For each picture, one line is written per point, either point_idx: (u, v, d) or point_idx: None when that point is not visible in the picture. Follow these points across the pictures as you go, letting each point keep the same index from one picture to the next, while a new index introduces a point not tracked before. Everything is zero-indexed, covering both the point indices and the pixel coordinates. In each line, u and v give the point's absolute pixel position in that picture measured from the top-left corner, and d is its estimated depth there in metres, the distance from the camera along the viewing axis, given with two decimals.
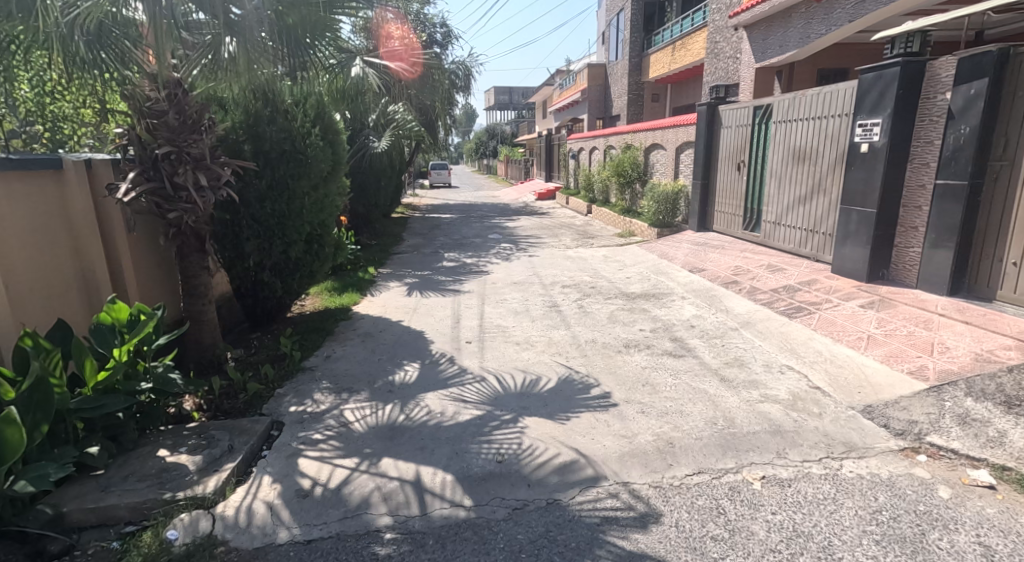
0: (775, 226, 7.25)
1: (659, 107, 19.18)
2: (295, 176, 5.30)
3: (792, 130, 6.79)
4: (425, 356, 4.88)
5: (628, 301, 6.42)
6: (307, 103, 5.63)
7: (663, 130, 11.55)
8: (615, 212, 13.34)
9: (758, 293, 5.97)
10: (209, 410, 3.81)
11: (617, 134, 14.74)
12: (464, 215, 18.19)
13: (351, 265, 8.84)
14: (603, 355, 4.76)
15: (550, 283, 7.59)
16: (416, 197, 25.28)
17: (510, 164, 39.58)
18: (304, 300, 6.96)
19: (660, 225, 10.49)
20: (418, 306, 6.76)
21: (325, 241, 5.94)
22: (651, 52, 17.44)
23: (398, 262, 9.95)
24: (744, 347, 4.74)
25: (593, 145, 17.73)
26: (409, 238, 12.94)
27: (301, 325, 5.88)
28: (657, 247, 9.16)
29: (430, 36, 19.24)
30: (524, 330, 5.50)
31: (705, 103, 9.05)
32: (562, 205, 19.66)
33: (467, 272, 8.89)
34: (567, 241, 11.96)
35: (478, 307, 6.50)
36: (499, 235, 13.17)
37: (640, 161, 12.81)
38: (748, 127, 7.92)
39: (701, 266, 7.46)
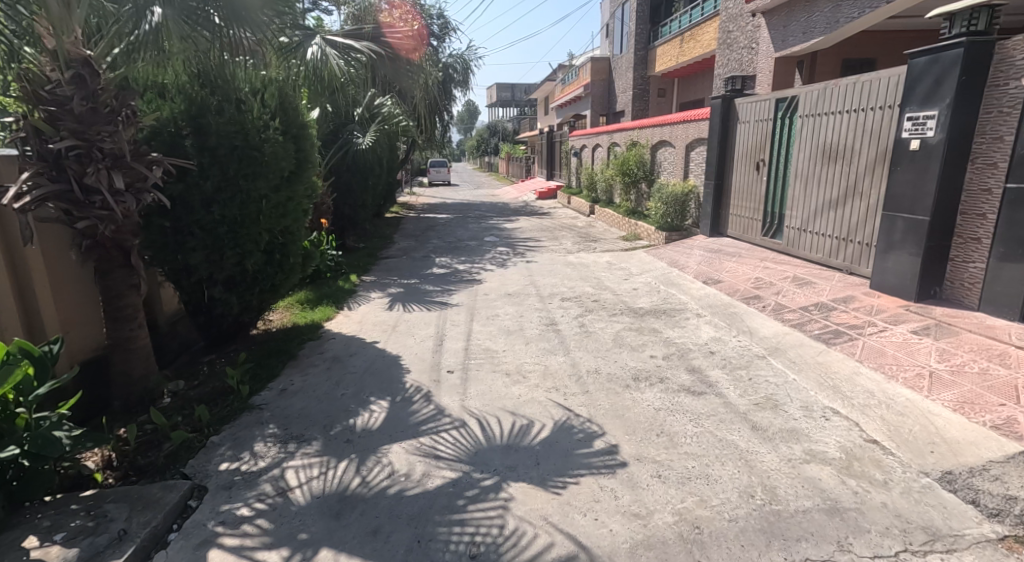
0: (801, 233, 6.48)
1: (665, 103, 18.39)
2: (251, 177, 4.55)
3: (822, 125, 6.02)
4: (397, 390, 4.14)
5: (636, 319, 5.67)
6: (267, 92, 4.87)
7: (672, 126, 10.78)
8: (619, 214, 12.59)
9: (785, 312, 5.21)
10: (119, 469, 3.08)
11: (622, 130, 13.97)
12: (461, 215, 17.45)
13: (330, 273, 8.11)
14: (608, 391, 4.01)
15: (549, 295, 6.84)
16: (412, 196, 24.52)
17: (512, 162, 38.79)
18: (271, 315, 6.24)
19: (669, 229, 9.74)
20: (399, 322, 6.02)
21: (290, 251, 5.21)
22: (657, 45, 16.63)
23: (386, 268, 9.22)
24: (776, 382, 3.99)
25: (596, 142, 16.97)
26: (401, 241, 12.20)
27: (261, 347, 5.15)
28: (666, 253, 8.41)
29: (427, 28, 18.42)
30: (516, 356, 4.76)
31: (719, 96, 8.26)
32: (563, 204, 18.92)
33: (459, 280, 8.15)
34: (568, 245, 11.21)
35: (466, 325, 5.75)
36: (496, 237, 12.43)
37: (646, 160, 12.05)
38: (769, 122, 7.15)
39: (717, 277, 6.70)
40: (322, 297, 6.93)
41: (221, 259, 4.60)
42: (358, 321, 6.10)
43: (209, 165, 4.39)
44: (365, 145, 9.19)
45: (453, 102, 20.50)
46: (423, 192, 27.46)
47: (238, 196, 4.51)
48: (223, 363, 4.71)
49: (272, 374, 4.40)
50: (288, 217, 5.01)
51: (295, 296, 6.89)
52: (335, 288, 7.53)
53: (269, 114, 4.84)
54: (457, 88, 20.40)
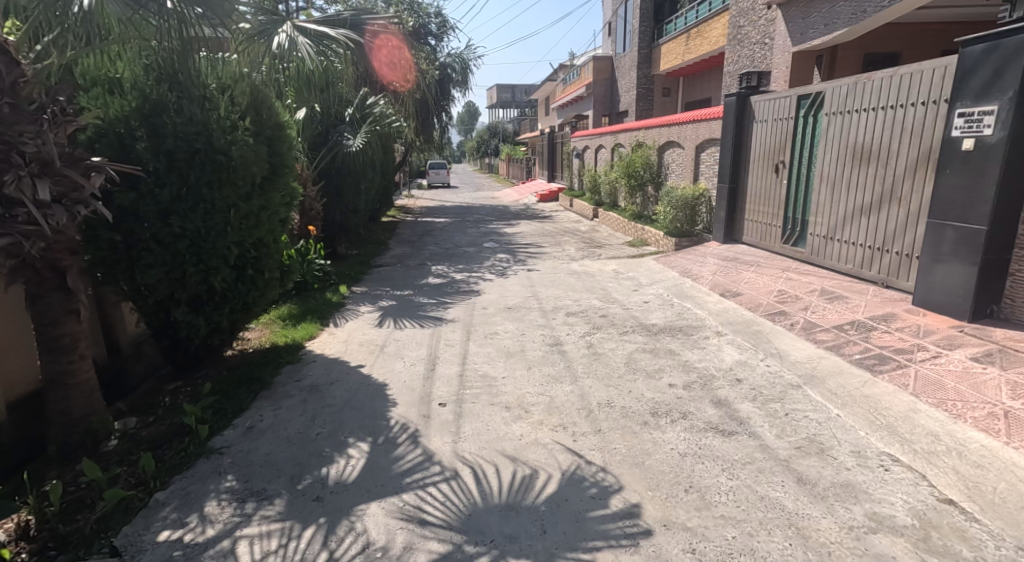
0: (827, 242, 5.94)
1: (670, 103, 17.85)
2: (215, 184, 4.02)
3: (853, 123, 5.48)
4: (380, 428, 3.60)
5: (649, 339, 5.12)
6: (236, 88, 4.34)
7: (681, 126, 10.25)
8: (624, 218, 12.06)
9: (817, 330, 4.67)
10: (37, 541, 2.57)
11: (627, 131, 13.45)
12: (459, 219, 16.92)
13: (317, 284, 7.59)
14: (624, 430, 3.48)
15: (553, 309, 6.31)
16: (411, 199, 24.02)
17: (513, 164, 38.28)
18: (249, 334, 5.72)
19: (679, 235, 9.21)
20: (389, 342, 5.48)
21: (264, 266, 4.67)
22: (662, 42, 16.10)
23: (379, 278, 8.69)
24: (817, 419, 3.45)
25: (598, 143, 16.45)
26: (396, 248, 11.67)
27: (232, 374, 4.61)
28: (677, 262, 7.87)
29: (424, 26, 17.88)
30: (518, 384, 4.23)
31: (734, 93, 7.73)
32: (565, 208, 18.41)
33: (456, 292, 7.63)
34: (572, 251, 10.68)
35: (462, 345, 5.22)
36: (496, 243, 11.91)
37: (653, 162, 11.51)
38: (790, 121, 6.61)
39: (736, 290, 6.16)
40: (306, 312, 6.40)
41: (182, 277, 4.08)
42: (344, 341, 5.57)
43: (166, 171, 3.86)
44: (355, 147, 8.61)
45: (451, 103, 19.95)
46: (422, 195, 26.93)
47: (200, 206, 3.98)
48: (187, 394, 4.18)
49: (239, 408, 3.87)
50: (260, 229, 4.48)
51: (277, 311, 6.36)
52: (322, 301, 7.00)
53: (238, 113, 4.32)
54: (456, 88, 19.85)
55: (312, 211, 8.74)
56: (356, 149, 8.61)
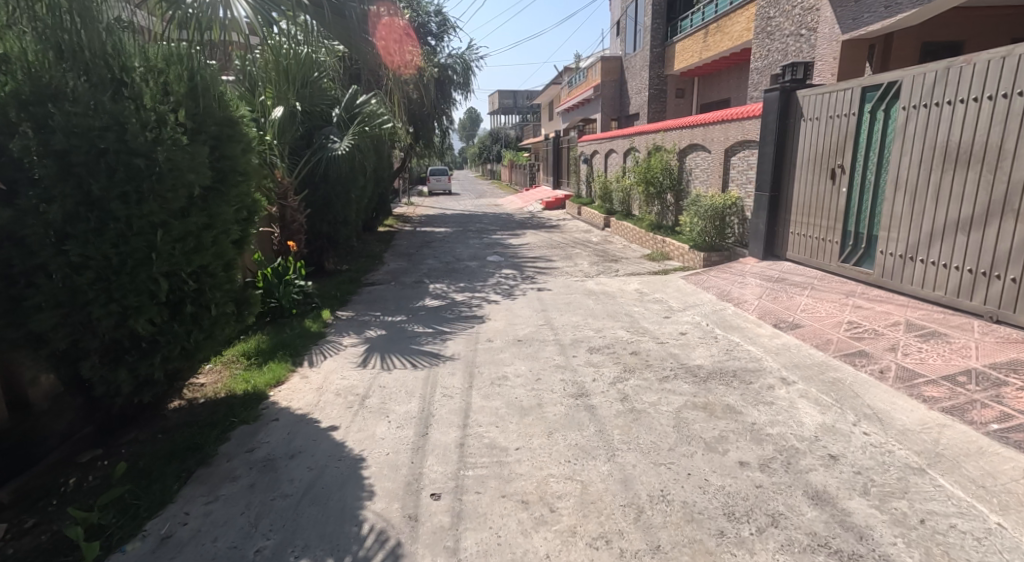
0: (904, 262, 4.94)
1: (684, 105, 16.90)
2: (131, 198, 3.03)
3: (944, 118, 4.47)
4: (347, 541, 2.56)
5: (698, 388, 4.08)
6: (170, 73, 3.38)
7: (707, 127, 9.27)
8: (641, 229, 11.07)
9: (921, 382, 3.62)
10: None
11: (642, 134, 12.48)
12: (461, 229, 15.95)
13: (296, 309, 6.61)
14: (692, 547, 2.43)
15: (573, 344, 5.28)
16: (411, 207, 23.08)
17: (516, 169, 37.33)
18: (203, 379, 4.71)
19: (707, 249, 8.23)
20: (374, 388, 4.46)
21: (209, 301, 3.68)
22: (676, 40, 15.16)
23: (370, 299, 7.67)
24: (972, 532, 2.40)
25: (609, 147, 15.47)
26: (391, 262, 10.66)
27: (168, 440, 3.60)
28: (711, 283, 6.83)
29: (424, 26, 17.02)
30: (538, 461, 3.20)
31: (776, 87, 6.71)
32: (573, 216, 17.41)
33: (457, 318, 6.62)
34: (585, 266, 9.69)
35: (464, 396, 4.19)
36: (501, 256, 10.93)
37: (673, 167, 10.54)
38: (850, 118, 5.60)
39: (792, 320, 5.12)
40: (277, 347, 5.41)
41: (89, 322, 3.07)
42: (319, 387, 4.54)
43: (61, 181, 2.88)
44: (339, 151, 7.58)
45: (452, 107, 18.98)
46: (422, 202, 25.97)
47: (109, 228, 2.99)
48: (99, 476, 3.16)
49: (159, 502, 2.85)
50: (202, 254, 3.49)
51: (242, 346, 5.37)
52: (300, 331, 6.02)
53: (169, 104, 3.33)
54: (457, 90, 18.86)
55: (292, 221, 7.77)
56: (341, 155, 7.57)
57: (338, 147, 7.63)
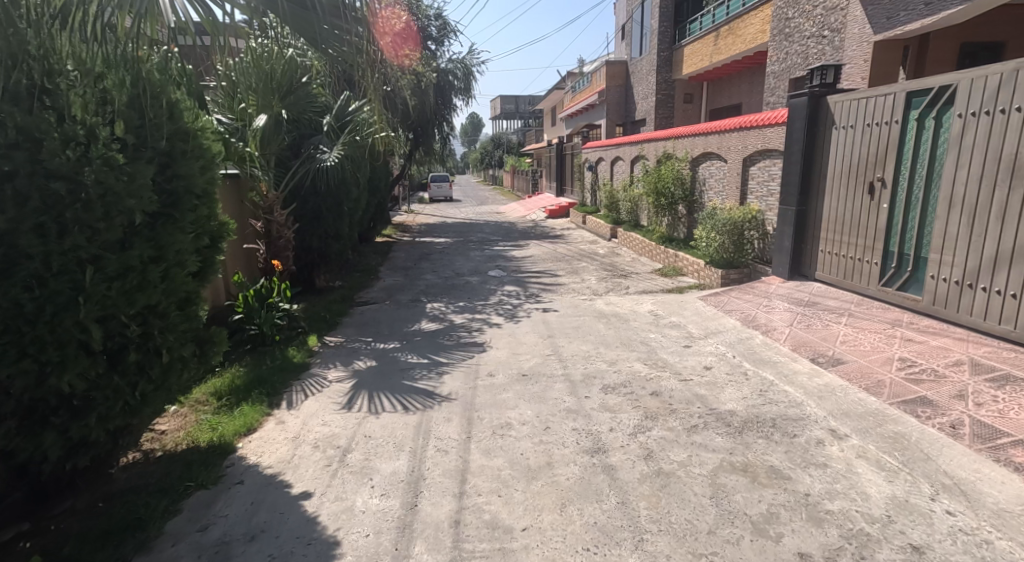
0: (960, 290, 4.36)
1: (693, 110, 16.37)
2: (49, 230, 2.51)
3: (1010, 127, 3.91)
4: None
5: (735, 441, 3.50)
6: (108, 78, 2.86)
7: (723, 135, 8.73)
8: (652, 242, 10.51)
9: (1006, 443, 3.03)
10: None
11: (651, 141, 11.94)
12: (462, 239, 15.40)
13: (279, 336, 6.06)
14: None
15: (585, 381, 4.71)
16: (411, 215, 22.57)
17: (518, 176, 36.84)
18: (164, 426, 4.13)
19: (726, 266, 7.68)
20: (359, 438, 3.89)
21: (160, 345, 3.13)
22: (685, 44, 14.66)
23: (362, 321, 7.12)
24: None
25: (615, 155, 14.94)
26: (387, 278, 10.11)
27: (108, 513, 3.03)
28: (733, 307, 6.25)
29: (423, 30, 16.55)
30: (550, 549, 2.62)
31: (803, 93, 6.14)
32: (578, 225, 16.86)
33: (455, 346, 6.05)
34: (593, 283, 9.12)
35: (462, 450, 3.62)
36: (503, 271, 10.37)
37: (686, 177, 10.00)
38: (893, 126, 5.03)
39: (832, 354, 4.53)
40: (253, 384, 4.85)
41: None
42: (295, 435, 3.97)
43: None
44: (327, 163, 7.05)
45: (454, 113, 18.44)
46: (422, 210, 25.45)
47: (21, 268, 2.47)
48: None
49: None
50: (148, 294, 2.94)
51: (214, 384, 4.80)
52: (281, 364, 5.46)
53: (106, 115, 2.81)
54: (458, 96, 18.34)
55: (278, 236, 7.28)
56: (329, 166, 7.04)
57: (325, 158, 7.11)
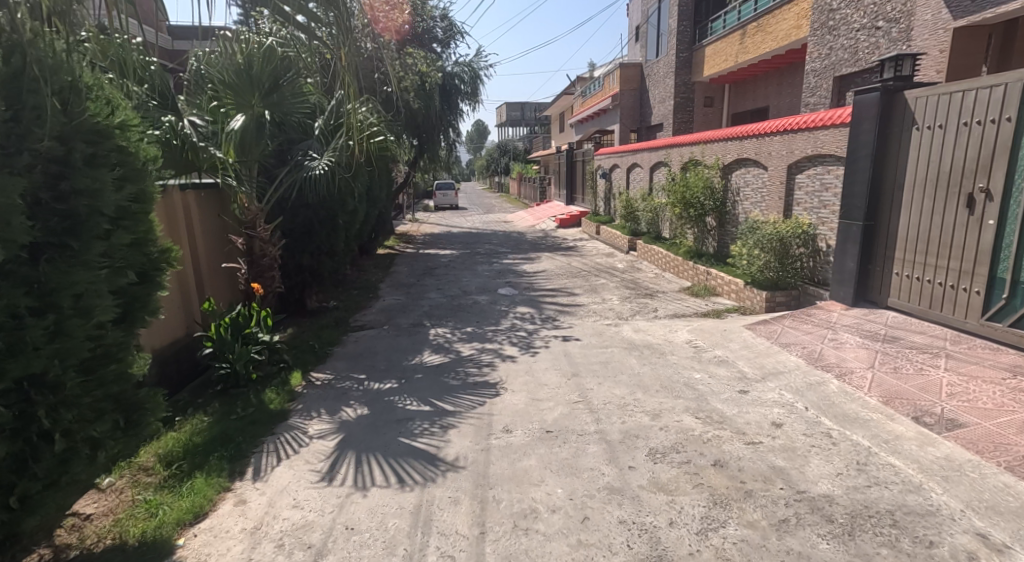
0: None
1: (713, 115, 15.55)
2: None
3: None
4: None
5: (848, 551, 2.56)
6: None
7: (762, 139, 7.83)
8: (678, 257, 9.61)
9: None
10: None
11: (675, 147, 11.10)
12: (469, 251, 14.53)
13: (256, 375, 5.15)
14: None
15: (626, 443, 3.79)
16: (415, 224, 21.72)
17: (525, 184, 36.06)
18: (92, 509, 3.23)
19: (771, 287, 6.78)
20: (339, 531, 2.97)
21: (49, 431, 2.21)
22: (707, 43, 13.88)
23: (356, 354, 6.21)
24: None
25: (631, 161, 14.08)
26: (388, 297, 9.21)
27: None
28: (790, 340, 5.30)
29: (429, 31, 15.77)
30: None
31: (875, 87, 5.20)
32: (591, 236, 15.99)
33: (461, 387, 5.13)
34: (615, 304, 8.22)
35: (475, 557, 2.71)
36: (515, 288, 9.50)
37: (717, 186, 9.09)
38: (1005, 125, 4.14)
39: (942, 412, 3.59)
40: (214, 443, 3.91)
41: None
42: (256, 526, 3.04)
43: None
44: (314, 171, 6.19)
45: (460, 118, 17.62)
46: (427, 219, 24.64)
47: None
48: None
49: None
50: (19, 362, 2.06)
51: (167, 444, 3.88)
52: (253, 412, 4.53)
53: None
54: (464, 101, 17.52)
55: (262, 254, 6.52)
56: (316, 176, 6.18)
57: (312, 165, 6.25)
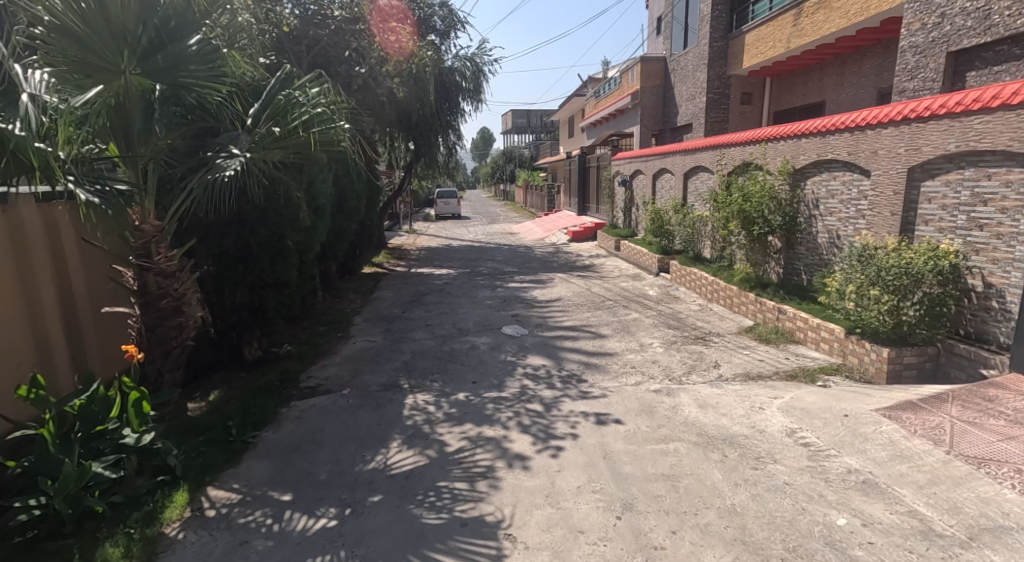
0: None
1: (751, 113, 13.62)
2: None
3: None
4: None
5: None
6: None
7: (861, 133, 5.79)
8: (732, 286, 7.59)
9: None
10: None
11: (719, 147, 9.11)
12: (469, 270, 12.53)
13: (100, 508, 3.15)
14: None
15: None
16: (412, 237, 19.69)
17: (531, 191, 34.09)
18: None
19: (893, 342, 4.75)
20: None
21: None
22: (749, 28, 12.00)
23: (289, 448, 4.16)
24: None
25: (661, 166, 12.09)
26: (361, 339, 7.19)
27: None
28: (982, 452, 3.22)
29: (426, 19, 13.83)
30: None
31: None
32: (610, 252, 13.97)
33: (437, 534, 3.06)
34: (658, 355, 6.18)
35: None
36: (526, 326, 7.50)
37: (786, 197, 7.07)
38: None
39: None
40: None
41: None
42: None
43: None
44: (223, 173, 4.23)
45: (461, 119, 15.64)
46: (426, 230, 22.66)
47: None
48: None
49: None
50: None
51: None
52: None
53: None
54: (466, 100, 15.54)
55: (160, 291, 4.51)
56: (225, 180, 4.22)
57: (221, 163, 4.28)
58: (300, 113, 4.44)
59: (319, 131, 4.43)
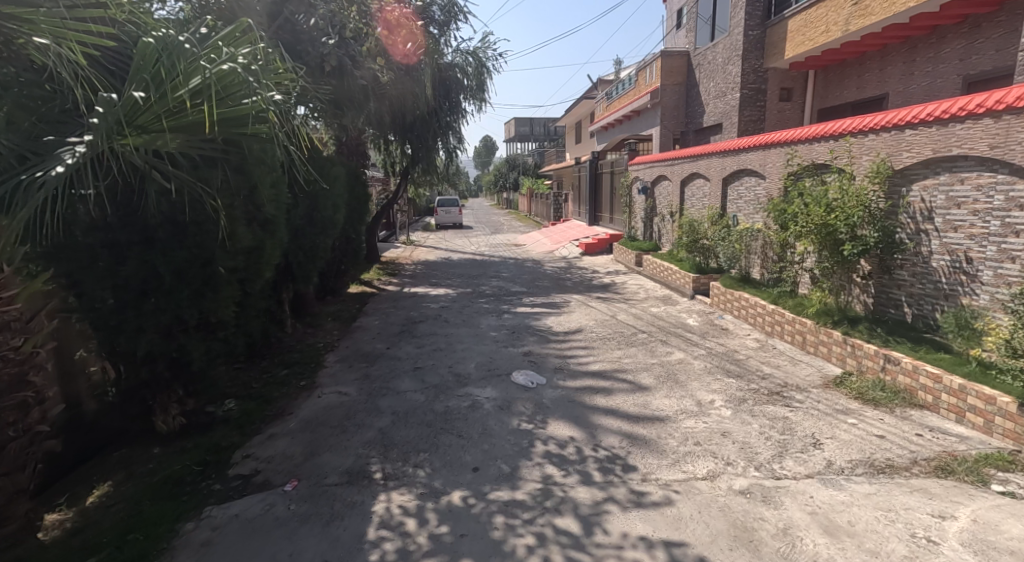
0: None
1: (790, 111, 12.04)
2: None
3: None
4: None
5: None
6: None
7: (1015, 117, 4.20)
8: (806, 322, 5.95)
9: None
10: None
11: (774, 146, 7.51)
12: (470, 289, 10.90)
13: None
14: None
15: None
16: (409, 249, 18.11)
17: (537, 199, 32.58)
18: None
19: None
20: None
21: None
22: (792, 13, 10.44)
23: None
24: None
25: (692, 170, 10.50)
26: (329, 390, 5.55)
27: None
28: None
29: (423, 8, 12.28)
30: None
31: None
32: (630, 268, 12.35)
33: None
34: (727, 422, 4.53)
35: None
36: (543, 371, 5.87)
37: (880, 206, 5.45)
38: None
39: None
40: None
41: None
42: None
43: None
44: (52, 168, 2.59)
45: (462, 120, 14.04)
46: (423, 241, 20.99)
47: None
48: None
49: None
50: None
51: None
52: None
53: None
54: (470, 101, 13.82)
55: None
56: (53, 181, 2.58)
57: (54, 152, 2.65)
58: (190, 72, 2.71)
59: (217, 103, 2.74)
